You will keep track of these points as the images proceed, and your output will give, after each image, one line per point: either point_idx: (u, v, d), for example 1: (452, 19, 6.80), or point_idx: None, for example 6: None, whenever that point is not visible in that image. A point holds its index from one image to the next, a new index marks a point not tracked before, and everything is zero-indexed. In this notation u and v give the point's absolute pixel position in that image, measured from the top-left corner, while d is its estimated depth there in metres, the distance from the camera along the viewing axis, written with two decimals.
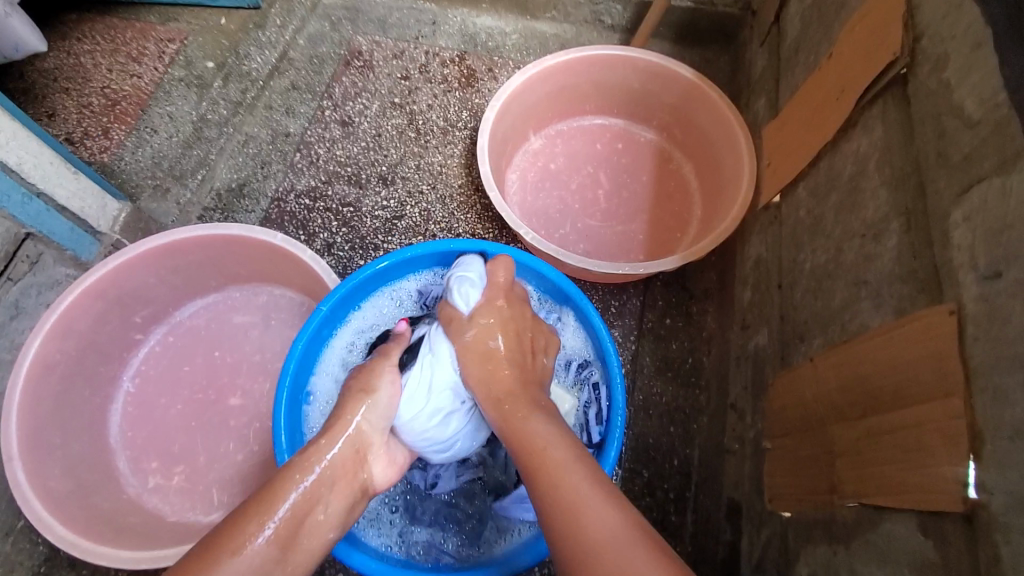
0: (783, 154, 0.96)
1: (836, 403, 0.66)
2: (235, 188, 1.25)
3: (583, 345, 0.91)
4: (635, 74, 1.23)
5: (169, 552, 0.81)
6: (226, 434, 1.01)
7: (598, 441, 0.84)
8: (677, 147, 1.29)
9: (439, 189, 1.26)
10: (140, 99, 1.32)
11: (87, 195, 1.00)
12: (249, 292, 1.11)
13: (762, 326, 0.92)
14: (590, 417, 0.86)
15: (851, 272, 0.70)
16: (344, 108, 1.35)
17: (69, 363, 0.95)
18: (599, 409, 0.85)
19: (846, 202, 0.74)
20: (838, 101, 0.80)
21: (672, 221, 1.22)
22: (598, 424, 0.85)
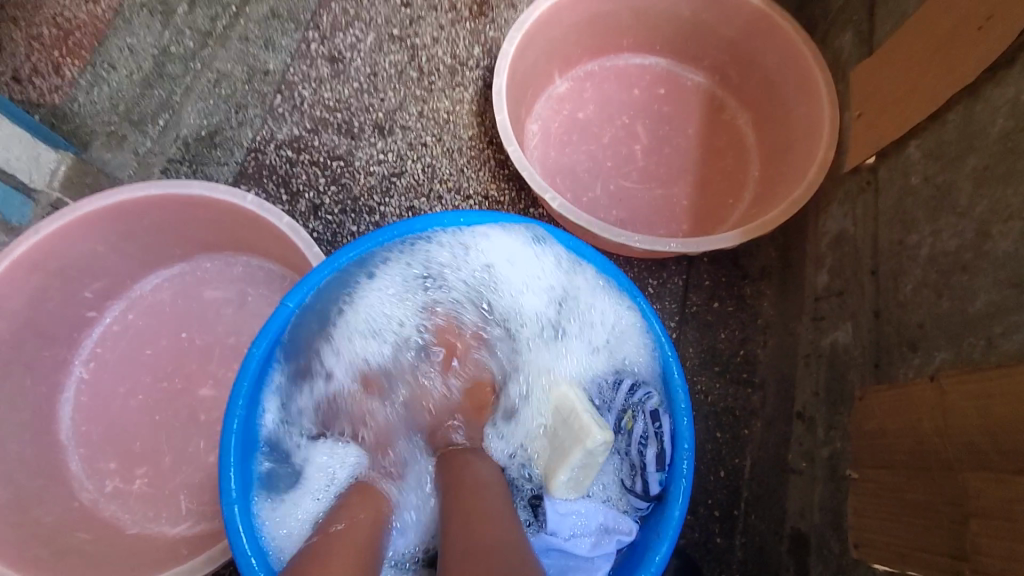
0: (883, 101, 0.75)
1: (971, 443, 0.50)
2: (206, 136, 1.06)
3: (644, 361, 0.73)
4: (687, 1, 1.00)
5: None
6: (196, 432, 0.86)
7: (658, 493, 0.67)
8: (731, 93, 1.07)
9: (445, 141, 1.06)
10: (97, 29, 1.08)
11: (12, 143, 0.80)
12: (221, 262, 0.94)
13: (844, 321, 0.74)
14: (647, 458, 0.69)
15: (1006, 266, 0.51)
16: (333, 41, 1.13)
17: (1, 350, 0.79)
18: (660, 451, 0.68)
19: (996, 168, 0.55)
20: (986, 28, 0.59)
21: (723, 184, 1.02)
22: (658, 470, 0.68)
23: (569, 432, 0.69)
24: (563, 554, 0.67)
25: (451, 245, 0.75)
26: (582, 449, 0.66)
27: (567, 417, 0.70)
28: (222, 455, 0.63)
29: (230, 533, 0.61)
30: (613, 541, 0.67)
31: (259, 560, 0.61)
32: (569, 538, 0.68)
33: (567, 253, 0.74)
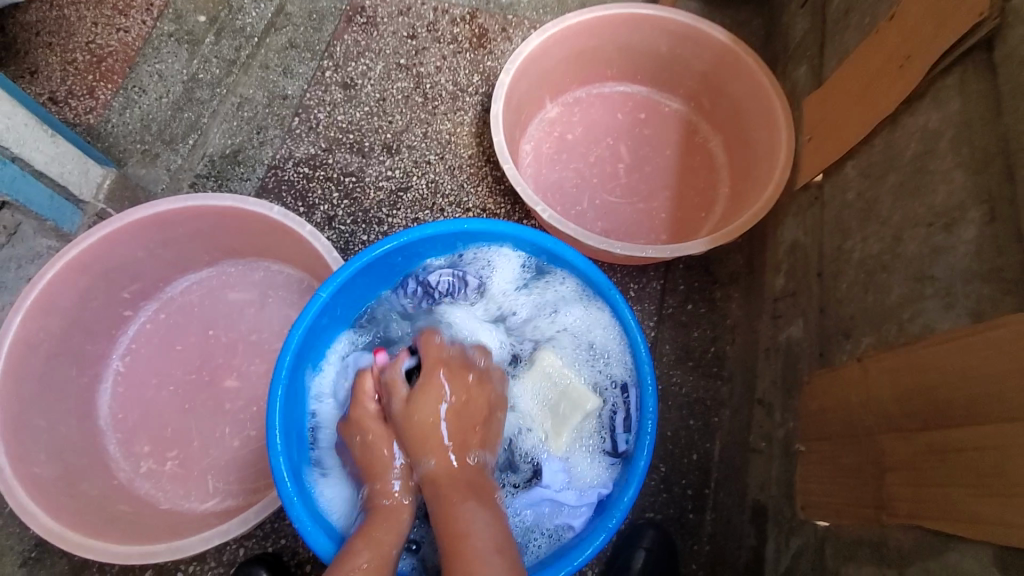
0: (828, 128, 0.87)
1: (888, 410, 0.60)
2: (230, 154, 1.17)
3: (617, 342, 0.81)
4: (662, 38, 1.13)
5: (163, 547, 0.76)
6: (221, 419, 0.96)
7: (625, 451, 0.78)
8: (704, 118, 1.20)
9: (447, 160, 1.18)
10: (128, 56, 1.22)
11: (67, 160, 0.91)
12: (244, 267, 1.04)
13: (797, 318, 0.84)
14: (617, 423, 0.80)
15: (913, 265, 0.62)
16: (345, 69, 1.25)
17: (52, 343, 0.89)
18: (628, 416, 0.79)
19: (907, 184, 0.67)
20: (901, 69, 0.71)
21: (697, 199, 1.14)
22: (625, 432, 0.79)
23: (565, 400, 0.79)
24: (552, 505, 0.75)
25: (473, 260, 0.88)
26: (583, 413, 0.78)
27: (564, 388, 0.80)
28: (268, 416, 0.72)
29: (275, 478, 0.70)
30: (592, 495, 0.75)
31: (302, 502, 0.70)
32: (558, 490, 0.75)
33: (546, 257, 0.85)
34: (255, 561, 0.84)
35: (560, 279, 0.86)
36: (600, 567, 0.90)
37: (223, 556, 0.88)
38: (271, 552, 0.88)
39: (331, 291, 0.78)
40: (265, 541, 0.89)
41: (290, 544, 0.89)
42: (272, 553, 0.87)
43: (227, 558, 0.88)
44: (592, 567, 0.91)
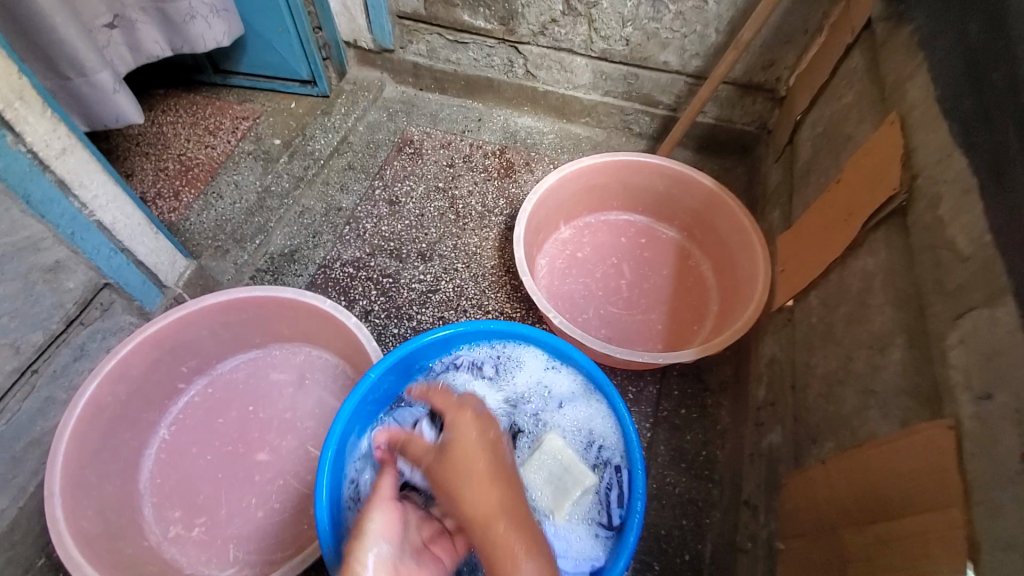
0: (796, 263, 1.04)
1: (847, 507, 0.69)
2: (288, 253, 1.37)
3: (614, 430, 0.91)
4: (660, 179, 1.35)
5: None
6: (250, 489, 1.04)
7: (618, 524, 0.84)
8: (696, 246, 1.39)
9: (473, 268, 1.36)
10: (211, 168, 1.47)
11: (162, 253, 1.10)
12: (288, 351, 1.18)
13: (776, 424, 0.95)
14: (611, 498, 0.87)
15: (861, 380, 0.75)
16: (392, 188, 1.48)
17: (116, 407, 1.01)
18: (621, 492, 0.87)
19: (854, 314, 0.81)
20: (846, 222, 0.90)
21: (689, 315, 1.29)
22: (619, 507, 0.86)
23: (566, 474, 0.87)
24: None
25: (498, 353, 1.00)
26: (580, 487, 0.86)
27: (565, 465, 0.88)
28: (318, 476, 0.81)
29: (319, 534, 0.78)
30: (588, 566, 0.81)
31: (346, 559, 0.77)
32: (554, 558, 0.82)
33: (553, 348, 0.97)
34: None
35: (565, 374, 0.97)
36: None
37: None
38: None
39: (379, 372, 0.91)
40: None
41: None
42: None
43: None
44: None
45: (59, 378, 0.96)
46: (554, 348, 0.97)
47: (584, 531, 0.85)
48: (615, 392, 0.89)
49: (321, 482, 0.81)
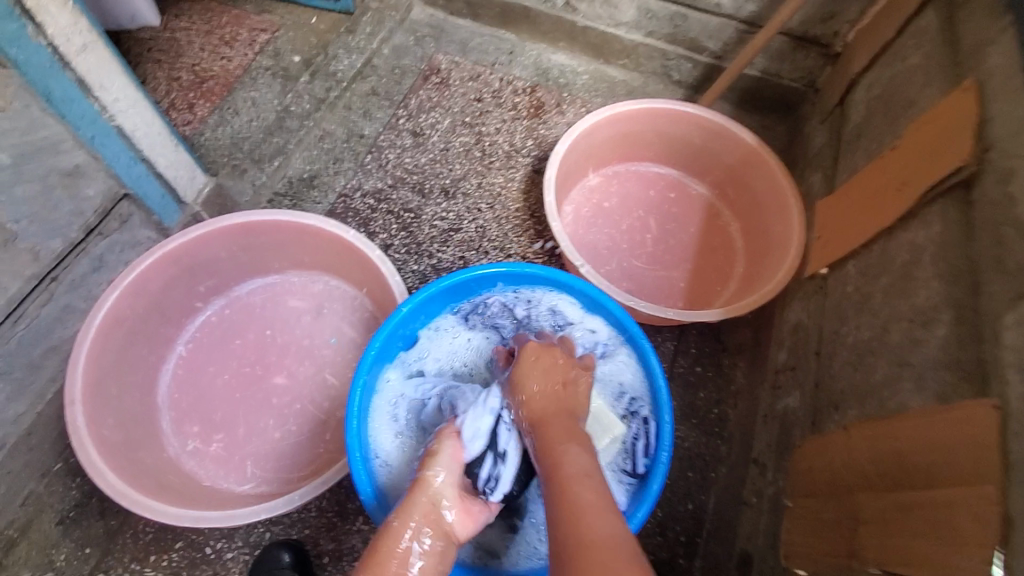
0: (835, 230, 1.01)
1: (865, 472, 0.70)
2: (306, 178, 1.33)
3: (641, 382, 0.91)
4: (698, 131, 1.30)
5: (220, 517, 0.84)
6: (267, 411, 1.05)
7: (642, 473, 0.85)
8: (726, 204, 1.35)
9: (496, 210, 1.32)
10: (227, 81, 1.39)
11: (182, 167, 1.05)
12: (306, 279, 1.17)
13: (794, 389, 0.96)
14: (638, 448, 0.86)
15: (896, 352, 0.75)
16: (417, 119, 1.42)
17: (135, 320, 1.00)
18: (648, 443, 0.86)
19: (896, 286, 0.80)
20: (898, 192, 0.86)
21: (713, 275, 1.27)
22: (644, 457, 0.85)
23: (595, 421, 0.87)
24: None
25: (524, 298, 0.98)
26: (611, 436, 0.86)
27: (594, 414, 0.88)
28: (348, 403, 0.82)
29: (350, 460, 0.79)
30: None
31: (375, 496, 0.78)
32: None
33: (586, 297, 0.96)
34: (282, 545, 0.92)
35: (599, 323, 0.96)
36: None
37: (251, 538, 0.96)
38: (295, 539, 0.95)
39: (409, 307, 0.91)
40: (291, 529, 0.97)
41: (313, 535, 0.97)
42: (296, 540, 0.95)
43: (254, 539, 0.96)
44: None
45: (78, 288, 0.94)
46: (587, 297, 0.96)
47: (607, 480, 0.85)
48: (648, 346, 0.90)
49: (351, 407, 0.82)
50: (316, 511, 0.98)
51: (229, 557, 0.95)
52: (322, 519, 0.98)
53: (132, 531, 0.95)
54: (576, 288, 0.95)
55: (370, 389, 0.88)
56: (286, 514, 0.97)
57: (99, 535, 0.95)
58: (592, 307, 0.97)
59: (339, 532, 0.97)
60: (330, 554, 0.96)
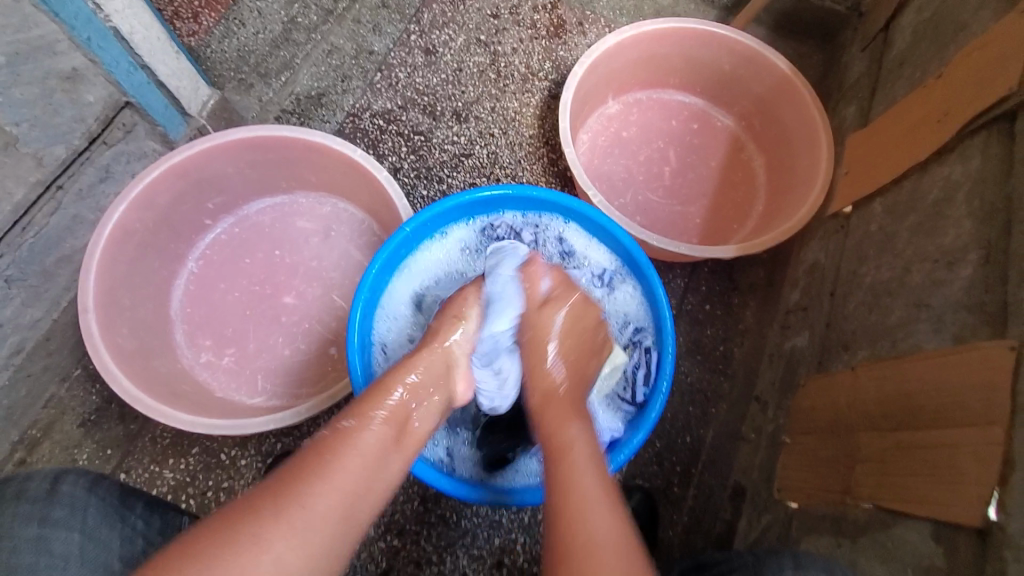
0: (866, 165, 0.95)
1: (869, 412, 0.69)
2: (315, 96, 1.27)
3: (645, 313, 0.91)
4: (728, 56, 1.21)
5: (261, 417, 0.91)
6: (277, 329, 1.07)
7: (641, 402, 0.86)
8: (752, 138, 1.28)
9: (510, 136, 1.27)
10: None
11: (184, 76, 1.01)
12: (315, 200, 1.15)
13: (804, 329, 0.94)
14: (638, 377, 0.87)
15: (914, 293, 0.73)
16: (429, 36, 1.34)
17: (145, 234, 1.00)
18: (649, 372, 0.87)
19: (924, 225, 0.76)
20: (939, 123, 0.80)
21: (731, 212, 1.23)
22: (643, 386, 0.86)
23: None
24: None
25: (528, 224, 0.96)
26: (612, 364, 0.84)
27: None
28: (350, 322, 0.83)
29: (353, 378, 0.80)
30: (608, 436, 0.83)
31: None
32: None
33: (591, 225, 0.94)
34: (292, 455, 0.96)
35: (606, 253, 0.95)
36: None
37: (263, 446, 1.00)
38: None
39: (412, 228, 0.89)
40: (301, 441, 1.01)
41: None
42: None
43: (266, 448, 1.00)
44: None
45: (86, 199, 0.94)
46: (593, 224, 0.94)
47: (606, 405, 0.86)
48: (654, 274, 0.88)
49: (353, 326, 0.83)
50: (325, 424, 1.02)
51: (242, 463, 0.99)
52: None
53: (150, 436, 1.00)
54: (582, 214, 0.93)
55: (373, 310, 0.88)
56: (296, 427, 1.01)
57: (120, 438, 1.00)
58: (597, 236, 0.95)
59: None
60: None
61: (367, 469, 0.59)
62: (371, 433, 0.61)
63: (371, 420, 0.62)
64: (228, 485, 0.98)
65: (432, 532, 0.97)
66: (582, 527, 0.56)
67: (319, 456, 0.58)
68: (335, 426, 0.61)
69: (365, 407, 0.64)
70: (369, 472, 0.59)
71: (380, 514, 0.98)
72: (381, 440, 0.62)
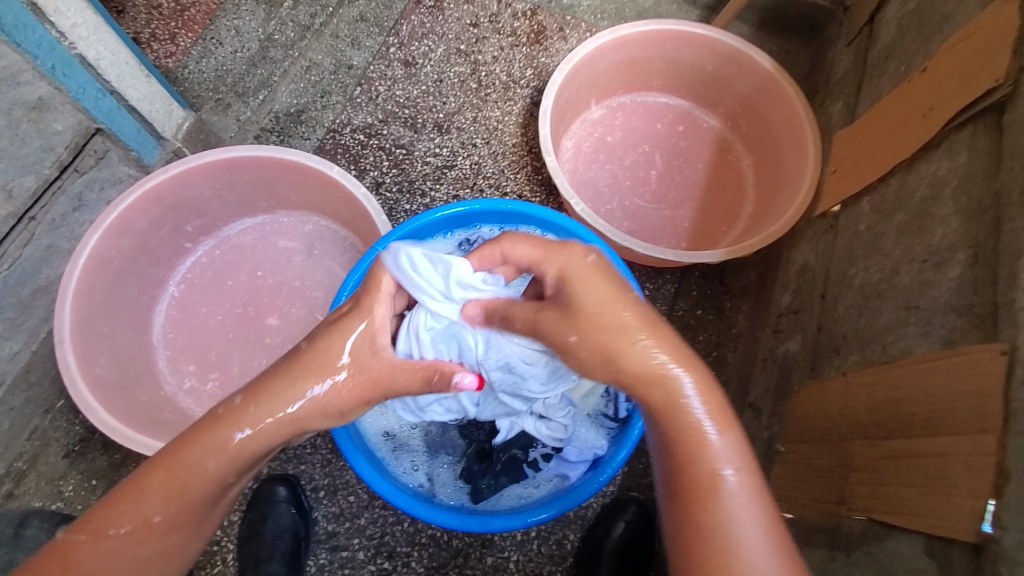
0: (853, 163, 0.93)
1: (861, 419, 0.67)
2: (294, 113, 1.26)
3: None
4: (710, 57, 1.19)
5: None
6: (261, 351, 1.05)
7: (625, 417, 0.84)
8: (739, 138, 1.26)
9: (492, 145, 1.26)
10: (209, 9, 1.29)
11: (156, 100, 1.01)
12: (296, 219, 1.14)
13: (796, 333, 0.92)
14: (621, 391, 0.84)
15: (903, 295, 0.70)
16: (409, 48, 1.33)
17: (122, 260, 0.99)
18: None
19: (912, 224, 0.74)
20: (925, 118, 0.78)
21: (720, 214, 1.21)
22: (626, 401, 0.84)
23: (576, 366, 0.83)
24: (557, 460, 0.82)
25: None
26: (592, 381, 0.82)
27: None
28: None
29: None
30: (591, 454, 0.81)
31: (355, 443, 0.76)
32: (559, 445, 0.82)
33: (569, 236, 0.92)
34: (278, 479, 0.95)
35: None
36: (580, 533, 0.97)
37: None
38: (291, 474, 0.98)
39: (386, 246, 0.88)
40: (287, 464, 0.99)
41: (308, 470, 0.99)
42: (292, 475, 0.97)
43: (252, 473, 0.98)
44: (573, 532, 0.97)
45: (60, 227, 0.93)
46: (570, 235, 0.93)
47: (588, 421, 0.83)
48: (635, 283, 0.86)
49: None
50: (311, 447, 0.99)
51: None
52: (317, 455, 0.99)
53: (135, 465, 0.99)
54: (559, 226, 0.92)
55: None
56: (282, 450, 0.99)
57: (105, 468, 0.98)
58: None
59: (334, 468, 0.99)
60: (325, 488, 0.98)
61: (148, 568, 0.61)
62: (120, 535, 0.58)
63: (129, 523, 0.58)
64: None
65: (423, 553, 0.95)
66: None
67: (62, 566, 0.58)
68: (100, 535, 0.58)
69: (146, 503, 0.58)
70: (149, 567, 0.61)
71: (370, 537, 0.96)
72: (173, 541, 0.61)
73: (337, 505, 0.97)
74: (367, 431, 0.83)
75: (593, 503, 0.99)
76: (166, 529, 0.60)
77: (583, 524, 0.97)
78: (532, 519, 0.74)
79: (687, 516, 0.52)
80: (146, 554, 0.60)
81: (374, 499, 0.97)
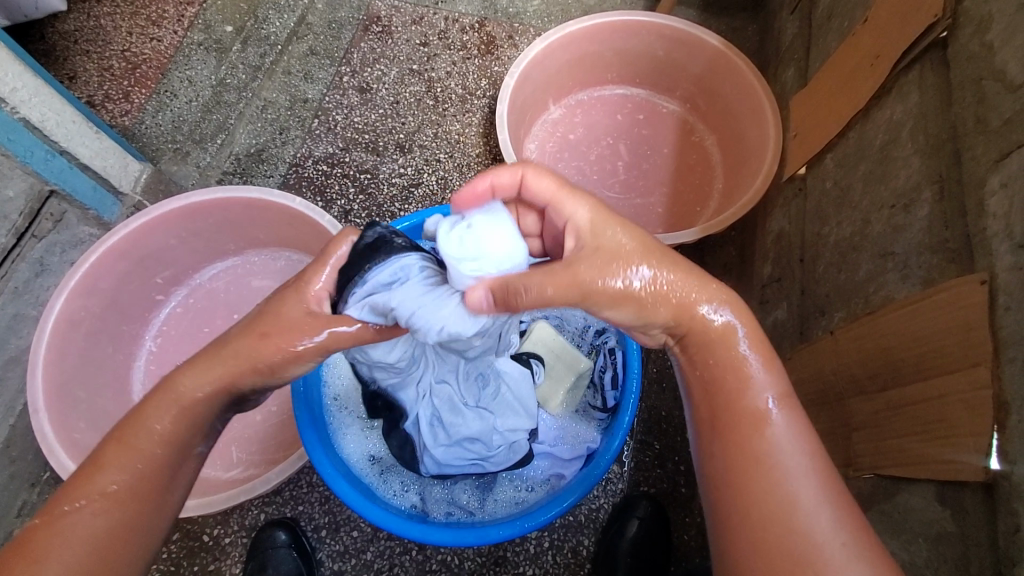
0: (812, 124, 0.93)
1: (855, 375, 0.65)
2: (255, 153, 1.26)
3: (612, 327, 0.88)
4: (659, 41, 1.20)
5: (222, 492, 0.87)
6: None
7: (612, 406, 0.83)
8: (700, 118, 1.26)
9: (456, 158, 1.25)
10: (161, 63, 1.28)
11: (109, 155, 1.00)
12: (268, 257, 1.13)
13: (781, 301, 0.90)
14: (606, 381, 0.84)
15: (877, 243, 0.69)
16: (362, 74, 1.33)
17: (93, 320, 0.97)
18: (615, 374, 0.83)
19: (876, 171, 0.73)
20: (873, 67, 0.77)
21: (692, 195, 1.20)
22: (613, 389, 0.83)
23: (558, 362, 0.84)
24: (550, 459, 0.82)
25: None
26: (576, 373, 0.83)
27: (557, 354, 0.84)
28: None
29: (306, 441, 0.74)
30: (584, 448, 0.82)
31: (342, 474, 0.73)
32: (551, 444, 0.83)
33: None
34: (276, 524, 0.91)
35: None
36: (595, 537, 0.93)
37: (246, 521, 0.95)
38: (289, 516, 0.94)
39: None
40: (285, 507, 0.95)
41: (307, 510, 0.95)
42: (290, 518, 0.94)
43: (249, 522, 0.95)
44: (587, 537, 0.94)
45: (23, 295, 0.91)
46: None
47: (578, 418, 0.86)
48: None
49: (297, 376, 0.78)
50: (307, 486, 0.96)
51: (226, 541, 0.94)
52: (314, 494, 0.96)
53: None
54: None
55: None
56: (277, 493, 0.96)
57: None
58: None
59: (333, 504, 0.96)
60: (326, 526, 0.95)
61: (104, 542, 0.51)
62: (89, 515, 0.52)
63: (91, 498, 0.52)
64: (214, 568, 0.92)
65: None
66: (819, 540, 0.46)
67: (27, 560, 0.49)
68: (57, 513, 0.51)
69: (100, 475, 0.53)
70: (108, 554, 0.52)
71: (377, 571, 0.92)
72: (119, 512, 0.52)
73: (340, 542, 0.94)
74: (353, 460, 0.81)
75: (603, 504, 0.95)
76: (125, 494, 0.53)
77: (596, 527, 0.94)
78: (532, 523, 0.71)
79: (721, 445, 0.53)
80: (96, 530, 0.52)
81: (378, 531, 0.94)
